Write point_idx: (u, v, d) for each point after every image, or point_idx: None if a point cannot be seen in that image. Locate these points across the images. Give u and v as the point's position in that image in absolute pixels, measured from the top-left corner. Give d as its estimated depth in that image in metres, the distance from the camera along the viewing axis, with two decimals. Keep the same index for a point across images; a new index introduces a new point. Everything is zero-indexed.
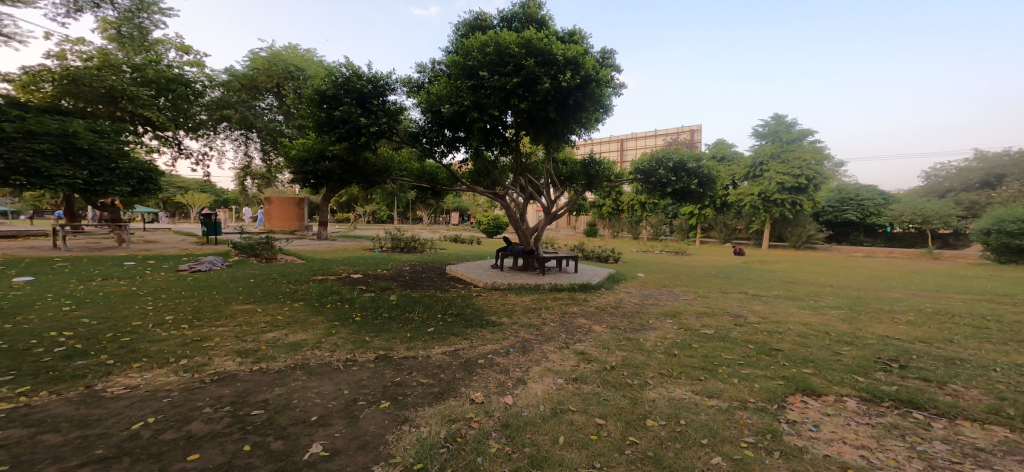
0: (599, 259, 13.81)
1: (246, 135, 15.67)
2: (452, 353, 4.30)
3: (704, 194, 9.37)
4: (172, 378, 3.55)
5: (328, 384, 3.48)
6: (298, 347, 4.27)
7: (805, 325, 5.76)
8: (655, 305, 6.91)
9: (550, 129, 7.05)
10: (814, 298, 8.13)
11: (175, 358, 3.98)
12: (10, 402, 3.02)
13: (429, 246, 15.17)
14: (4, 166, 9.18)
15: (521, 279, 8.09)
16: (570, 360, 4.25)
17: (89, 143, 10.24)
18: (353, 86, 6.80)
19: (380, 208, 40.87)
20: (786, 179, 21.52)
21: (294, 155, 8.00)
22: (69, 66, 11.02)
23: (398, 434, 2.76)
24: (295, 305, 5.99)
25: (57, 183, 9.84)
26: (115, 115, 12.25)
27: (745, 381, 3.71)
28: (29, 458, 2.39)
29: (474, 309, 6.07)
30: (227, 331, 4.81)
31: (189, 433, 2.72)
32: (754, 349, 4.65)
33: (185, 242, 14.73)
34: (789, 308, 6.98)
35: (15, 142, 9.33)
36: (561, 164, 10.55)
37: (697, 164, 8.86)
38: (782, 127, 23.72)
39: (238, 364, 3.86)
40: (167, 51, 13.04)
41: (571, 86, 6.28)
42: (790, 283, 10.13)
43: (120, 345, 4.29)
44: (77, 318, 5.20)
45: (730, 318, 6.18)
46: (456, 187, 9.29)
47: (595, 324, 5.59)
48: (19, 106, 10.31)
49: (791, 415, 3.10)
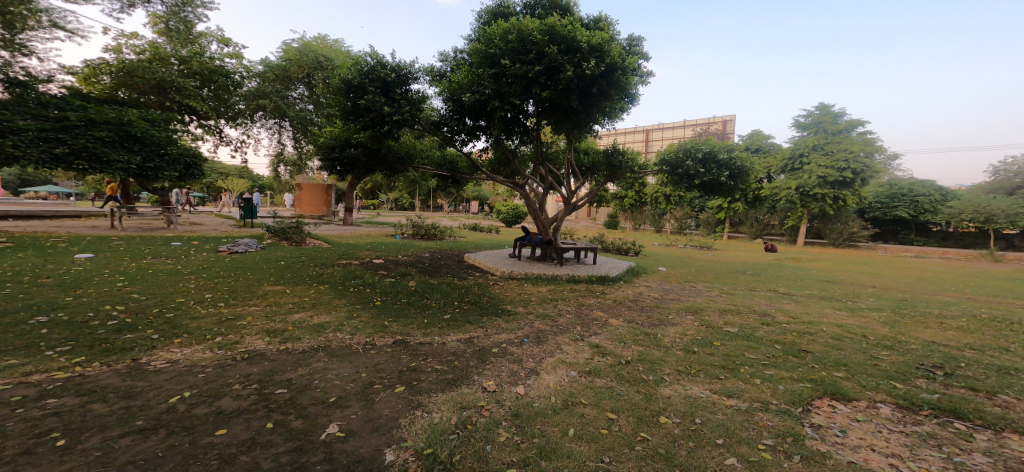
0: (620, 251, 13.56)
1: (279, 123, 16.23)
2: (467, 341, 4.35)
3: (734, 188, 8.98)
4: (207, 355, 3.78)
5: (348, 367, 3.61)
6: (321, 329, 4.44)
7: (840, 327, 5.46)
8: (676, 300, 6.74)
9: (573, 118, 6.90)
10: (852, 299, 7.68)
11: (212, 335, 4.23)
12: (66, 371, 3.32)
13: (450, 235, 15.36)
14: (69, 152, 9.89)
15: (539, 269, 8.06)
16: (585, 353, 4.21)
17: (142, 131, 10.84)
18: (377, 75, 6.90)
19: (403, 196, 41.67)
20: (828, 173, 20.27)
21: (321, 142, 8.24)
22: (125, 58, 11.80)
23: (410, 418, 2.84)
24: (321, 288, 6.23)
25: (114, 168, 10.46)
26: (165, 105, 12.97)
27: (768, 382, 3.56)
28: (78, 426, 2.62)
29: (490, 298, 6.12)
30: (258, 310, 5.06)
31: (219, 408, 2.89)
32: (781, 349, 4.46)
33: (225, 225, 15.58)
34: (823, 308, 6.61)
35: (78, 130, 10.07)
36: (584, 154, 10.37)
37: (728, 155, 8.48)
38: (827, 117, 22.25)
39: (267, 344, 4.05)
40: (209, 44, 13.66)
41: (596, 75, 6.13)
42: (826, 283, 9.61)
43: (164, 321, 4.60)
44: (128, 293, 5.61)
45: (757, 316, 5.95)
46: (477, 176, 9.33)
47: (612, 318, 5.53)
48: (82, 97, 11.04)
49: (816, 419, 2.96)
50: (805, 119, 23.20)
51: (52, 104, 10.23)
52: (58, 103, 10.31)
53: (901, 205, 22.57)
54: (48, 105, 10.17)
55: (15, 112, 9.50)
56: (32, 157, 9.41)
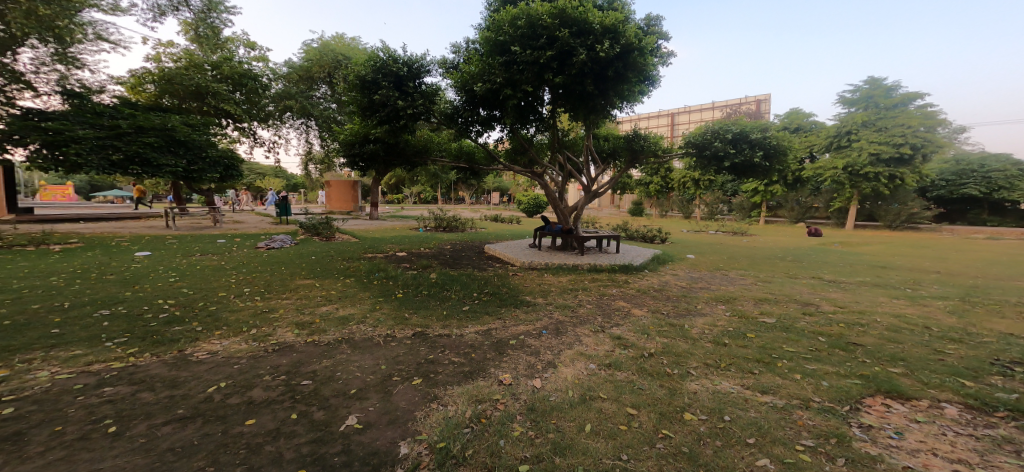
0: (645, 239, 13.14)
1: (306, 123, 16.83)
2: (485, 332, 4.32)
3: (770, 169, 8.38)
4: (243, 346, 3.80)
5: (369, 358, 3.66)
6: (346, 321, 4.55)
7: (896, 318, 4.97)
8: (706, 289, 6.41)
9: (589, 104, 6.62)
10: (911, 286, 7.00)
11: (248, 327, 4.26)
12: (122, 362, 3.40)
13: (473, 226, 15.44)
14: (124, 157, 10.73)
15: (560, 259, 7.91)
16: (605, 345, 4.06)
17: (185, 135, 11.70)
18: (390, 69, 6.93)
19: (427, 190, 42.39)
20: (881, 150, 18.61)
21: (342, 139, 8.42)
22: (164, 67, 12.56)
23: (426, 411, 2.86)
24: (347, 281, 6.40)
25: (163, 171, 11.31)
26: (203, 110, 13.74)
27: (810, 377, 3.28)
28: (128, 413, 2.75)
29: (509, 289, 6.06)
30: (289, 303, 5.20)
31: (250, 398, 2.97)
32: (825, 342, 4.11)
33: (264, 222, 16.45)
34: (875, 297, 6.06)
35: (129, 137, 10.86)
36: (603, 140, 10.06)
37: (762, 135, 7.90)
38: (878, 91, 20.53)
39: (296, 336, 4.11)
40: (237, 49, 14.28)
41: (611, 57, 5.85)
42: (878, 269, 8.83)
43: (208, 313, 4.70)
44: (178, 288, 5.89)
45: (798, 305, 5.55)
46: (495, 167, 9.25)
47: (635, 308, 5.33)
48: (131, 106, 11.85)
49: (867, 419, 2.68)
50: (852, 93, 21.46)
51: (106, 113, 10.99)
52: (111, 112, 11.09)
53: (970, 182, 20.41)
54: (102, 114, 10.94)
55: (75, 122, 10.37)
56: (92, 163, 10.20)
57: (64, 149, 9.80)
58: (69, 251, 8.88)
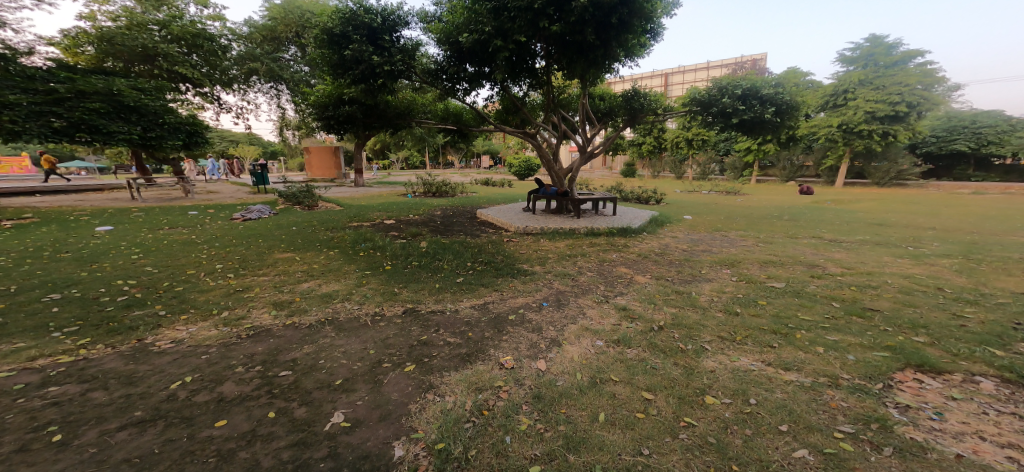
0: (640, 200, 12.82)
1: (275, 87, 15.67)
2: (482, 307, 4.00)
3: (779, 127, 7.92)
4: (212, 332, 3.38)
5: (356, 342, 3.32)
6: (329, 299, 4.14)
7: (908, 279, 4.79)
8: (708, 252, 6.15)
9: (589, 56, 5.91)
10: (914, 244, 6.86)
11: (218, 310, 3.83)
12: (70, 355, 2.95)
13: (462, 191, 14.84)
14: (69, 125, 9.93)
15: (556, 223, 7.53)
16: (612, 318, 3.78)
17: (135, 100, 10.86)
18: (362, 20, 6.08)
19: (412, 154, 41.01)
20: (877, 107, 18.20)
21: (314, 101, 7.70)
22: (101, 26, 11.35)
23: (422, 404, 2.57)
24: (331, 253, 5.95)
25: (116, 138, 10.63)
26: (154, 74, 12.57)
27: (834, 351, 3.08)
28: (76, 418, 2.32)
29: (505, 257, 5.69)
30: (267, 280, 4.74)
31: (220, 395, 2.57)
32: (840, 308, 3.91)
33: (240, 191, 15.59)
34: (880, 257, 5.88)
35: (70, 102, 9.95)
36: (599, 99, 9.43)
37: (774, 90, 7.40)
38: (879, 49, 19.91)
39: (273, 318, 3.70)
40: (187, 7, 12.99)
41: (615, 2, 5.14)
42: (876, 227, 8.69)
43: (173, 294, 4.23)
44: (142, 266, 5.37)
45: (805, 268, 5.34)
46: (484, 129, 8.63)
47: (638, 274, 5.03)
48: (69, 69, 10.71)
49: (902, 398, 2.49)
50: (852, 51, 20.77)
51: (39, 76, 9.91)
52: (44, 76, 9.75)
53: (961, 138, 20.33)
54: (34, 78, 9.62)
55: (5, 87, 9.32)
56: (33, 131, 9.37)
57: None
58: (23, 228, 8.18)
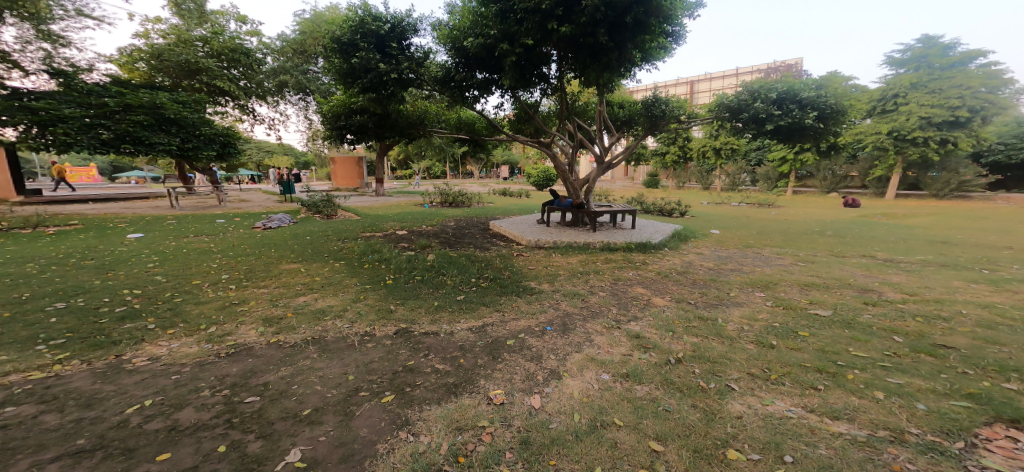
0: (663, 212, 12.18)
1: (304, 99, 16.20)
2: (479, 329, 3.64)
3: (822, 134, 7.21)
4: (192, 350, 3.20)
5: (336, 365, 3.05)
6: (321, 316, 3.90)
7: (985, 309, 4.07)
8: (738, 272, 5.55)
9: (603, 60, 5.54)
10: (986, 266, 5.98)
11: (206, 325, 3.65)
12: (42, 371, 2.81)
13: (479, 201, 14.67)
14: (115, 136, 10.49)
15: (570, 237, 7.12)
16: (622, 347, 3.34)
17: (175, 113, 11.29)
18: (369, 28, 6.04)
19: (435, 166, 41.62)
20: (933, 112, 16.72)
21: (329, 111, 7.74)
22: (153, 43, 12.14)
23: (391, 444, 2.24)
24: (336, 265, 5.80)
25: (157, 149, 11.06)
26: (197, 88, 13.25)
27: (897, 399, 2.52)
28: (15, 445, 2.12)
29: (512, 273, 5.33)
30: (265, 293, 4.57)
31: (175, 423, 2.34)
32: (904, 344, 3.30)
33: (269, 201, 16.09)
34: (947, 281, 5.10)
35: (118, 115, 10.55)
36: (618, 107, 9.03)
37: (814, 93, 6.75)
38: (933, 50, 18.41)
39: (258, 335, 3.48)
40: (227, 23, 13.70)
41: (629, 0, 4.77)
42: (937, 245, 7.72)
43: (169, 307, 4.11)
44: (153, 275, 5.36)
45: (854, 293, 4.68)
46: (498, 138, 8.38)
47: (656, 296, 4.54)
48: (121, 84, 11.49)
49: (991, 464, 1.95)
50: (902, 54, 19.34)
51: (95, 92, 10.71)
52: (99, 91, 10.80)
53: None
54: (90, 93, 10.69)
55: (63, 102, 10.19)
56: (83, 143, 10.06)
57: (52, 130, 9.69)
58: (64, 234, 8.61)
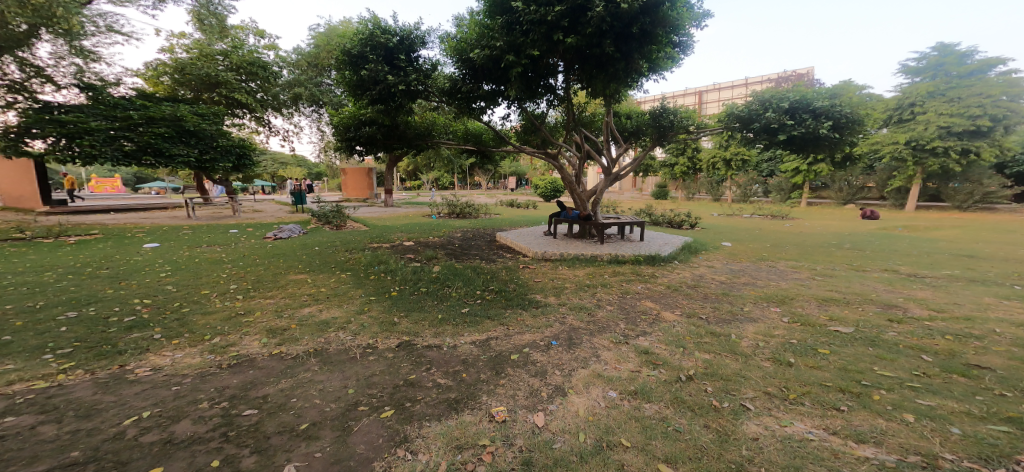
0: (673, 224, 12.01)
1: (317, 110, 16.53)
2: (482, 343, 3.56)
3: (837, 144, 7.05)
4: (194, 361, 3.18)
5: (337, 378, 3.00)
6: (324, 327, 3.86)
7: (1018, 327, 3.86)
8: (751, 286, 5.38)
9: (609, 71, 5.52)
10: (1015, 282, 5.71)
11: (210, 336, 3.64)
12: (45, 381, 2.82)
13: (487, 212, 14.69)
14: (137, 148, 10.90)
15: (578, 249, 7.03)
16: (631, 362, 3.22)
17: (195, 125, 11.64)
18: (379, 41, 6.14)
19: (444, 177, 41.98)
20: (952, 121, 16.31)
21: (338, 122, 7.86)
22: (177, 58, 12.63)
23: (388, 462, 2.17)
24: (342, 276, 5.79)
25: (176, 161, 11.44)
26: (216, 100, 13.65)
27: (928, 423, 2.36)
28: (10, 457, 2.10)
29: (517, 285, 5.25)
30: (271, 304, 4.56)
31: (171, 435, 2.31)
32: (932, 364, 3.13)
33: (282, 212, 16.37)
34: (977, 297, 4.86)
35: (141, 128, 10.89)
36: (626, 118, 9.00)
37: (828, 102, 6.63)
38: (951, 58, 18.14)
39: (261, 346, 3.46)
40: (246, 37, 14.14)
41: (635, 10, 4.76)
42: (961, 259, 7.43)
43: (176, 317, 4.12)
44: (163, 285, 5.41)
45: (876, 308, 4.48)
46: (505, 149, 8.38)
47: (665, 310, 4.40)
48: (146, 98, 11.97)
49: None
50: (917, 62, 19.11)
51: (120, 105, 11.15)
52: (125, 104, 11.24)
53: None
54: (117, 106, 11.13)
55: (90, 115, 10.63)
56: (107, 155, 10.48)
57: (79, 142, 10.12)
58: (83, 244, 8.83)
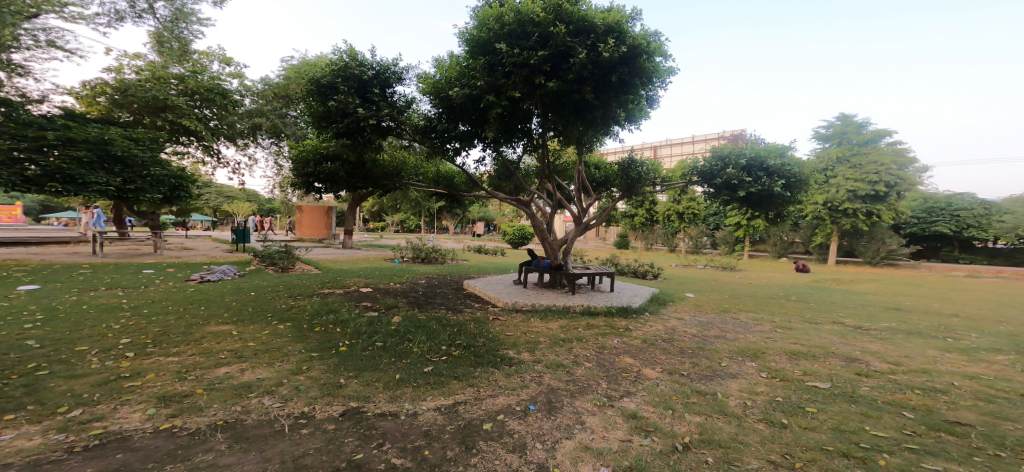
0: (635, 274, 12.16)
1: (277, 143, 15.56)
2: (449, 409, 3.01)
3: (789, 201, 7.56)
4: (30, 443, 2.31)
5: (251, 461, 2.29)
6: (242, 392, 3.09)
7: (975, 380, 3.97)
8: (723, 339, 5.29)
9: (587, 117, 5.66)
10: (948, 334, 6.12)
11: (68, 408, 2.74)
12: None
13: (451, 258, 14.15)
14: (43, 173, 9.36)
15: (548, 299, 6.72)
16: (619, 430, 2.81)
17: (124, 150, 10.36)
18: (352, 72, 5.86)
19: (407, 218, 40.96)
20: (859, 186, 18.67)
21: (297, 156, 7.27)
22: (123, 78, 11.63)
23: None
24: (279, 328, 4.95)
25: (90, 189, 10.01)
26: (156, 125, 12.48)
27: None
28: None
29: (488, 340, 4.74)
30: (174, 364, 3.66)
31: None
32: (918, 421, 3.03)
33: (216, 251, 14.73)
34: (922, 350, 5.06)
35: (54, 149, 9.50)
36: (594, 168, 9.23)
37: (780, 161, 7.16)
38: (851, 128, 20.82)
39: (144, 420, 2.64)
40: (210, 64, 13.28)
41: (615, 60, 5.03)
42: (895, 312, 8.00)
43: (26, 382, 3.13)
44: (26, 339, 4.24)
45: (845, 362, 4.49)
46: (476, 193, 8.12)
47: (646, 366, 4.11)
48: (72, 117, 10.65)
49: None
50: (825, 130, 21.89)
51: (36, 124, 9.63)
52: (42, 123, 9.74)
53: (941, 220, 20.71)
54: (31, 124, 9.61)
55: None
56: (2, 179, 8.80)
57: None
58: None
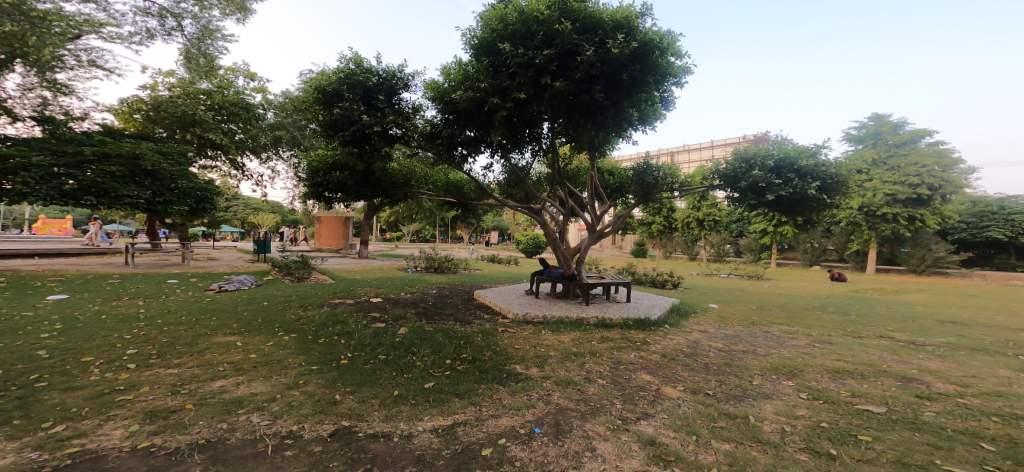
0: (655, 283, 11.64)
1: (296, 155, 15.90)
2: (446, 431, 2.75)
3: (823, 205, 7.03)
4: (3, 462, 2.20)
5: None
6: (232, 408, 2.94)
7: None
8: (753, 354, 4.84)
9: (598, 118, 5.39)
10: (1016, 351, 5.43)
11: (53, 423, 2.63)
12: None
13: (465, 268, 13.99)
14: (79, 187, 9.76)
15: (560, 310, 6.41)
16: (636, 459, 2.48)
17: (153, 164, 10.76)
18: (358, 79, 5.82)
19: (424, 228, 41.32)
20: (898, 189, 17.53)
21: (308, 166, 7.30)
22: (156, 95, 12.19)
23: None
24: (283, 339, 4.84)
25: (122, 202, 10.23)
26: (185, 140, 12.97)
27: None
28: None
29: (495, 353, 4.48)
30: (171, 376, 3.56)
31: None
32: (999, 456, 2.57)
33: (239, 261, 15.11)
34: (990, 369, 4.46)
35: (90, 164, 9.92)
36: (608, 175, 8.93)
37: (811, 162, 6.70)
38: (886, 128, 19.92)
39: (124, 438, 2.50)
40: (236, 79, 13.77)
41: (625, 56, 4.78)
42: (949, 325, 7.23)
43: (22, 395, 3.07)
44: (37, 349, 4.26)
45: (899, 382, 3.98)
46: (486, 201, 7.93)
47: (667, 385, 3.74)
48: (109, 133, 11.20)
49: None
50: (858, 130, 20.87)
51: (75, 140, 10.24)
52: (81, 140, 10.31)
53: (994, 225, 19.14)
54: (71, 141, 10.19)
55: (37, 149, 9.58)
56: (41, 193, 9.21)
57: (11, 177, 8.87)
58: None
